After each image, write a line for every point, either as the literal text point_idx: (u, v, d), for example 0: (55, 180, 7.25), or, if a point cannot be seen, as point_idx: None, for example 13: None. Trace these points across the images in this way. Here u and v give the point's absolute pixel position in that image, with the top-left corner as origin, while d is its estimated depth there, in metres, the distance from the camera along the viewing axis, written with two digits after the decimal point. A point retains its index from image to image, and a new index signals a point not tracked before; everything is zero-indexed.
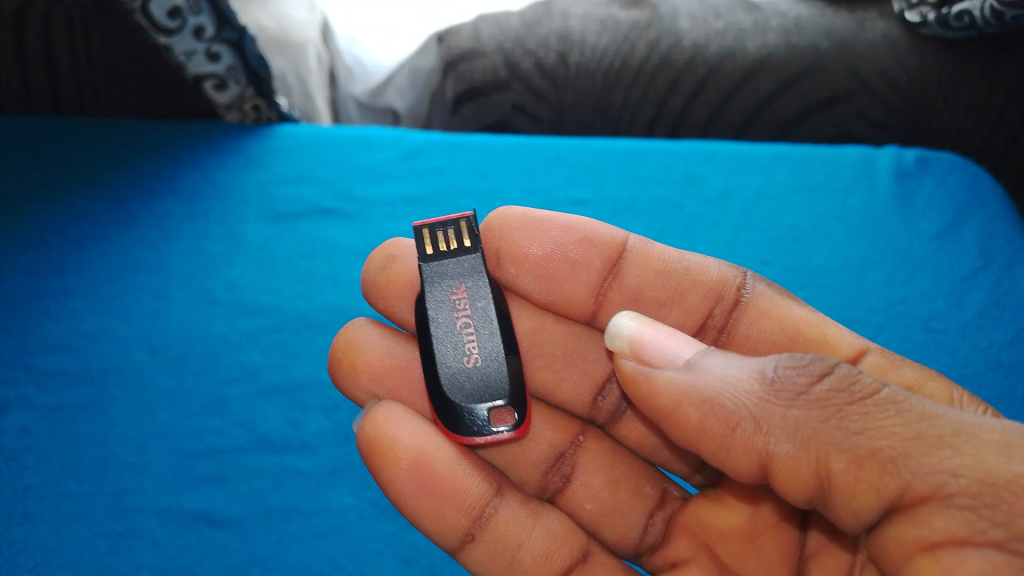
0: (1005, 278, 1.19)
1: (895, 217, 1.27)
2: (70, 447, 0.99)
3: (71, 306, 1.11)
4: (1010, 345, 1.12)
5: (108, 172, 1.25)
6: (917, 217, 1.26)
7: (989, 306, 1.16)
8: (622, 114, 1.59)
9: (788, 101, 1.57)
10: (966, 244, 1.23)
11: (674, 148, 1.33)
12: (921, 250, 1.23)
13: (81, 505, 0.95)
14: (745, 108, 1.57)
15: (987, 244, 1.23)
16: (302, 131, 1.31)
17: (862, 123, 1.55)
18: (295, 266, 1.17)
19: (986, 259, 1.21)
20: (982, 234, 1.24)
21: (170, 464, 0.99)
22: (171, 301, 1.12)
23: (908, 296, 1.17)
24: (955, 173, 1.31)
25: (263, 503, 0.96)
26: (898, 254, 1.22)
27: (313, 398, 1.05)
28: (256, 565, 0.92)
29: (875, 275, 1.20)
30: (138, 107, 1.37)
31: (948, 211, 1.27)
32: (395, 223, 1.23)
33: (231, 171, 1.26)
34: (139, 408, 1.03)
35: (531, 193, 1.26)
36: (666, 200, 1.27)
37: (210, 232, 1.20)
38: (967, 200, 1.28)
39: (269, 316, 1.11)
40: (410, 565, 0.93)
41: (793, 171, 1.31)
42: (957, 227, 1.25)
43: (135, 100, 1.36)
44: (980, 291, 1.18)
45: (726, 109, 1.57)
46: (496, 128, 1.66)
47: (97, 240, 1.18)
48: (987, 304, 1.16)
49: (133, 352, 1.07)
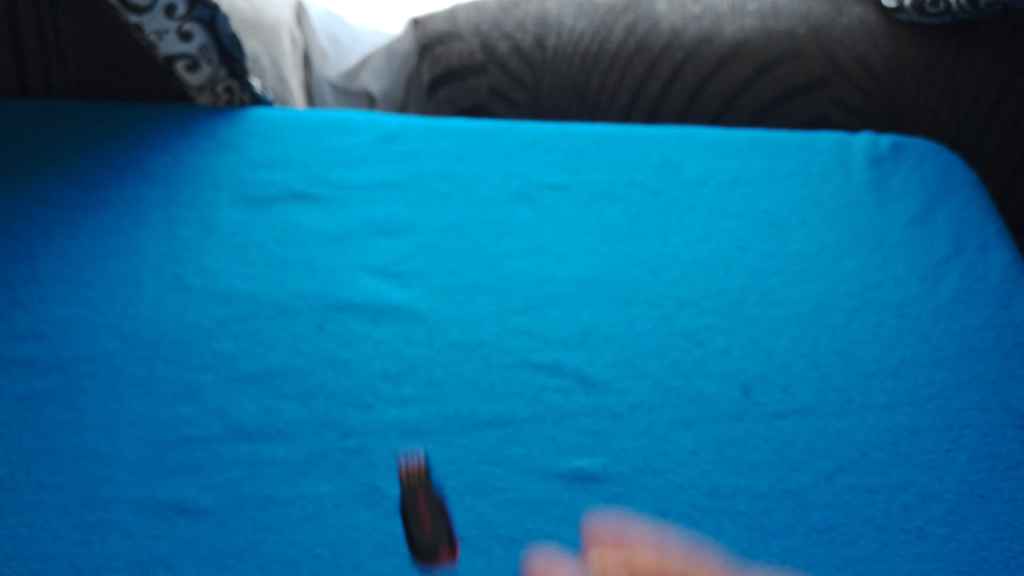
0: (977, 264, 1.19)
1: (868, 205, 1.26)
2: (41, 437, 0.98)
3: (40, 291, 1.09)
4: (982, 330, 1.12)
5: (76, 158, 1.22)
6: (891, 201, 1.27)
7: (961, 291, 1.16)
8: (599, 101, 1.59)
9: (763, 88, 1.55)
10: (939, 230, 1.24)
11: (650, 134, 1.33)
12: (894, 236, 1.23)
13: (51, 496, 0.93)
14: (721, 93, 1.56)
15: (959, 230, 1.23)
16: (275, 114, 1.30)
17: (836, 108, 1.56)
18: (268, 252, 1.15)
19: (958, 245, 1.22)
20: (954, 220, 1.25)
21: (142, 453, 0.98)
22: (143, 288, 1.11)
23: (881, 281, 1.18)
24: (928, 160, 1.32)
25: (237, 492, 0.95)
26: (871, 239, 1.22)
27: (287, 385, 1.04)
28: (231, 554, 0.90)
29: (850, 261, 1.20)
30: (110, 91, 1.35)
31: (921, 197, 1.27)
32: (369, 208, 1.21)
33: (203, 155, 1.24)
34: (110, 397, 1.02)
35: (506, 176, 1.26)
36: (642, 184, 1.27)
37: (182, 218, 1.17)
38: (939, 186, 1.29)
39: (241, 303, 1.10)
40: (388, 553, 0.90)
41: (769, 157, 1.32)
42: (932, 213, 1.26)
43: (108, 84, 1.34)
44: (952, 276, 1.18)
45: (704, 93, 1.56)
46: (473, 113, 1.64)
47: (65, 225, 1.15)
48: (960, 288, 1.17)
49: (103, 339, 1.06)
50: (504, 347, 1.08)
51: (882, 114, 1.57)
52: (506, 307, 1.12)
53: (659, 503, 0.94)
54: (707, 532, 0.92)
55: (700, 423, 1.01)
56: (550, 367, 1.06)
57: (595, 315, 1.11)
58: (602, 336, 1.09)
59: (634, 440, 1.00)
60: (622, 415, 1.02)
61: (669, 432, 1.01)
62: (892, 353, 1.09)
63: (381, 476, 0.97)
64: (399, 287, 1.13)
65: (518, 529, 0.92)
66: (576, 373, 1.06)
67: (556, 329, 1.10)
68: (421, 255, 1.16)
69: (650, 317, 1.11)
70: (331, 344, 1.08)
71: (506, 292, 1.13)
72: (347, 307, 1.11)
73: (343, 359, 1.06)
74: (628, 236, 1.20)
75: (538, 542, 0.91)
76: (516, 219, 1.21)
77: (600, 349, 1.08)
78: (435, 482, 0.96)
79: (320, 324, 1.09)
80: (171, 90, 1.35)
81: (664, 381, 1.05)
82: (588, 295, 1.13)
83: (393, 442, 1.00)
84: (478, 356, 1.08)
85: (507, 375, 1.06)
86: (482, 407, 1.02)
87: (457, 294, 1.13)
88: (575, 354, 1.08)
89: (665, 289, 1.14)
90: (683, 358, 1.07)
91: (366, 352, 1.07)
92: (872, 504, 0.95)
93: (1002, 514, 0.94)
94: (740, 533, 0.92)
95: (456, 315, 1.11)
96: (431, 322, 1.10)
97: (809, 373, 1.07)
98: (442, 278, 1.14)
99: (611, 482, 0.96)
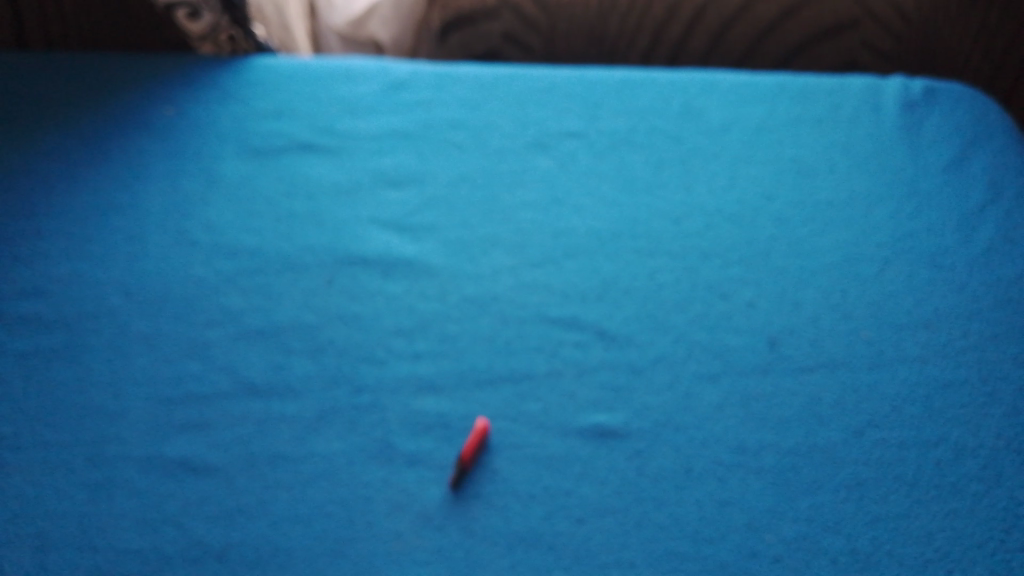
0: (1014, 213, 1.14)
1: (900, 150, 1.20)
2: (46, 395, 0.96)
3: (43, 248, 1.05)
4: (1019, 282, 1.07)
5: (76, 110, 1.17)
6: (924, 148, 1.20)
7: (997, 241, 1.11)
8: (618, 43, 1.53)
9: (791, 28, 1.48)
10: (974, 177, 1.17)
11: (670, 78, 1.25)
12: (927, 182, 1.17)
13: (57, 455, 0.92)
14: (746, 36, 1.49)
15: (996, 177, 1.17)
16: (277, 62, 1.24)
17: (865, 51, 1.50)
18: (275, 206, 1.11)
19: (994, 193, 1.15)
20: (990, 166, 1.18)
21: (149, 410, 0.95)
22: (147, 243, 1.07)
23: (913, 232, 1.12)
24: (964, 103, 1.25)
25: (246, 450, 0.93)
26: (903, 188, 1.16)
27: (296, 341, 1.01)
28: (242, 513, 0.89)
29: (881, 209, 1.14)
30: (108, 39, 1.30)
31: (956, 142, 1.20)
32: (378, 158, 1.16)
33: (207, 106, 1.19)
34: (115, 354, 0.99)
35: (522, 124, 1.20)
36: (665, 132, 1.20)
37: (185, 170, 1.13)
38: (975, 131, 1.22)
39: (246, 257, 1.07)
40: (402, 510, 0.89)
41: (796, 102, 1.24)
42: (966, 159, 1.19)
43: (107, 31, 1.29)
44: (989, 226, 1.12)
45: (726, 36, 1.49)
46: (486, 59, 1.59)
47: (67, 180, 1.11)
48: (996, 239, 1.11)
49: (107, 296, 1.03)
50: (520, 301, 1.05)
51: (911, 55, 1.50)
52: (522, 261, 1.08)
53: (682, 459, 0.92)
54: (732, 488, 0.91)
55: (725, 377, 0.98)
56: (568, 321, 1.03)
57: (614, 267, 1.07)
58: (622, 290, 1.05)
59: (655, 395, 0.97)
60: (644, 369, 0.99)
61: (692, 386, 0.97)
62: (925, 305, 1.05)
63: (395, 433, 0.94)
64: (411, 242, 1.09)
65: (536, 486, 0.91)
66: (595, 328, 1.02)
67: (574, 282, 1.06)
68: (434, 208, 1.11)
69: (673, 269, 1.07)
70: (341, 300, 1.04)
71: (523, 244, 1.09)
72: (358, 261, 1.07)
73: (353, 314, 1.03)
74: (649, 185, 1.14)
75: (558, 499, 0.90)
76: (532, 169, 1.15)
77: (621, 303, 1.04)
78: (450, 438, 0.94)
79: (330, 278, 1.06)
80: (172, 37, 1.29)
81: (687, 336, 1.01)
82: (606, 248, 1.09)
83: (407, 398, 0.97)
84: (494, 311, 1.04)
85: (524, 330, 1.02)
86: (496, 363, 1.00)
87: (471, 248, 1.09)
88: (594, 308, 1.04)
89: (688, 241, 1.10)
90: (706, 313, 1.03)
91: (377, 307, 1.04)
92: (904, 460, 0.93)
93: None
94: (767, 489, 0.90)
95: (470, 269, 1.07)
96: (444, 275, 1.06)
97: (838, 326, 1.03)
98: (455, 230, 1.10)
99: (632, 438, 0.94)
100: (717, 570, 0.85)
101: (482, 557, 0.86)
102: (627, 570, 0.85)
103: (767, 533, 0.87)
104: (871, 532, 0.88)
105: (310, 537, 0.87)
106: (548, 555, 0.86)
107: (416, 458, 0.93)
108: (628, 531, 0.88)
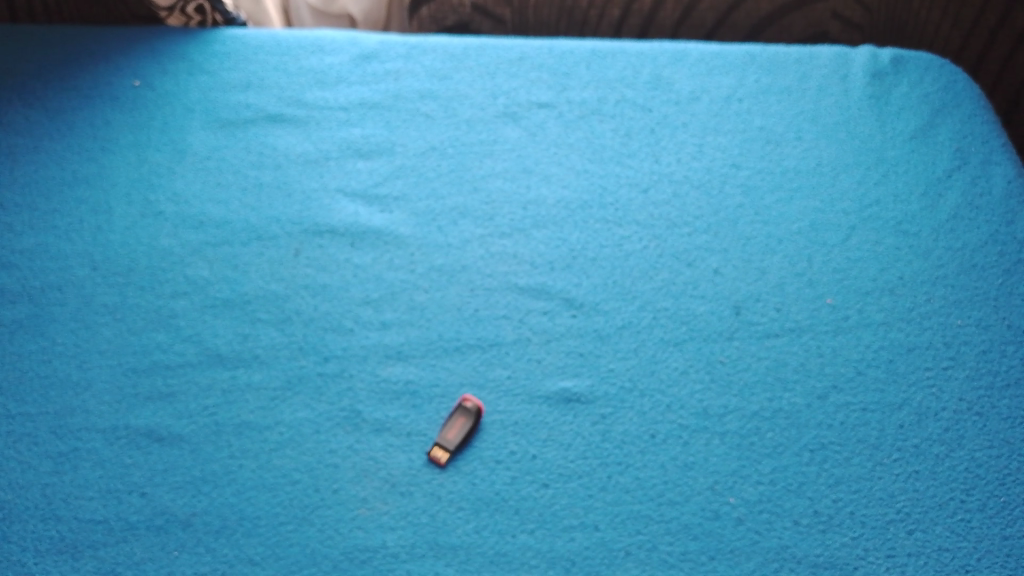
0: (981, 179, 1.08)
1: (867, 119, 1.14)
2: (8, 367, 0.92)
3: (7, 221, 1.03)
4: (983, 248, 1.02)
5: (43, 84, 1.16)
6: (892, 116, 1.14)
7: (962, 208, 1.05)
8: (590, 14, 1.38)
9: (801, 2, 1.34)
10: (943, 144, 1.11)
11: (641, 49, 1.20)
12: (894, 151, 1.11)
13: (21, 426, 0.88)
14: (755, 12, 1.36)
15: (963, 143, 1.11)
16: (246, 33, 1.21)
17: (836, 23, 1.37)
18: (241, 176, 1.08)
19: (961, 159, 1.09)
20: (958, 133, 1.12)
21: (114, 382, 0.91)
22: (112, 214, 1.05)
23: (878, 199, 1.07)
24: (933, 71, 1.17)
25: (212, 419, 0.88)
26: (869, 155, 1.10)
27: (264, 310, 0.96)
28: (206, 481, 0.84)
29: (846, 177, 1.08)
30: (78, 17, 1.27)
31: (924, 111, 1.14)
32: (346, 126, 1.13)
33: (173, 78, 1.16)
34: (80, 324, 0.96)
35: (489, 93, 1.16)
36: (633, 102, 1.15)
37: (152, 142, 1.10)
38: (944, 98, 1.15)
39: (214, 227, 1.03)
40: (368, 477, 0.85)
41: (766, 72, 1.18)
42: (933, 127, 1.12)
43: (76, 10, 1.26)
44: (953, 193, 1.07)
45: (735, 12, 1.36)
46: (458, 31, 1.43)
47: (32, 152, 1.09)
48: (961, 205, 1.06)
49: (73, 267, 1.00)
50: (488, 271, 1.00)
51: (885, 28, 1.38)
52: (491, 230, 1.04)
53: (647, 424, 0.88)
54: (697, 452, 0.87)
55: (690, 343, 0.94)
56: (536, 290, 0.98)
57: (582, 236, 1.03)
58: (590, 258, 1.01)
59: (621, 361, 0.93)
60: (610, 336, 0.94)
61: (658, 351, 0.93)
62: (891, 271, 1.00)
63: (361, 401, 0.90)
64: (379, 212, 1.05)
65: (503, 451, 0.86)
66: (563, 296, 0.98)
67: (543, 251, 1.02)
68: (403, 178, 1.08)
69: (641, 238, 1.03)
70: (309, 270, 1.00)
71: (491, 214, 1.05)
72: (324, 229, 1.03)
73: (321, 285, 0.99)
74: (618, 154, 1.10)
75: (524, 464, 0.86)
76: (501, 139, 1.12)
77: (588, 272, 1.00)
78: (417, 404, 0.90)
79: (297, 248, 1.02)
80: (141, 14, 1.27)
81: (653, 303, 0.97)
82: (574, 218, 1.04)
83: (374, 367, 0.92)
84: (462, 280, 0.99)
85: (492, 299, 0.98)
86: (456, 332, 0.95)
87: (440, 218, 1.05)
88: (563, 276, 0.99)
89: (656, 209, 1.05)
90: (673, 280, 0.99)
91: (345, 278, 0.99)
92: (867, 423, 0.89)
93: (1000, 432, 0.88)
94: (731, 453, 0.86)
95: (439, 239, 1.03)
96: (411, 244, 1.02)
97: (805, 292, 0.98)
98: (423, 201, 1.06)
99: (598, 402, 0.90)
100: (681, 533, 0.81)
101: (446, 521, 0.82)
102: (591, 532, 0.81)
103: (732, 495, 0.84)
104: (833, 494, 0.84)
105: (276, 505, 0.83)
106: (513, 518, 0.82)
107: (383, 426, 0.88)
108: (593, 494, 0.84)
